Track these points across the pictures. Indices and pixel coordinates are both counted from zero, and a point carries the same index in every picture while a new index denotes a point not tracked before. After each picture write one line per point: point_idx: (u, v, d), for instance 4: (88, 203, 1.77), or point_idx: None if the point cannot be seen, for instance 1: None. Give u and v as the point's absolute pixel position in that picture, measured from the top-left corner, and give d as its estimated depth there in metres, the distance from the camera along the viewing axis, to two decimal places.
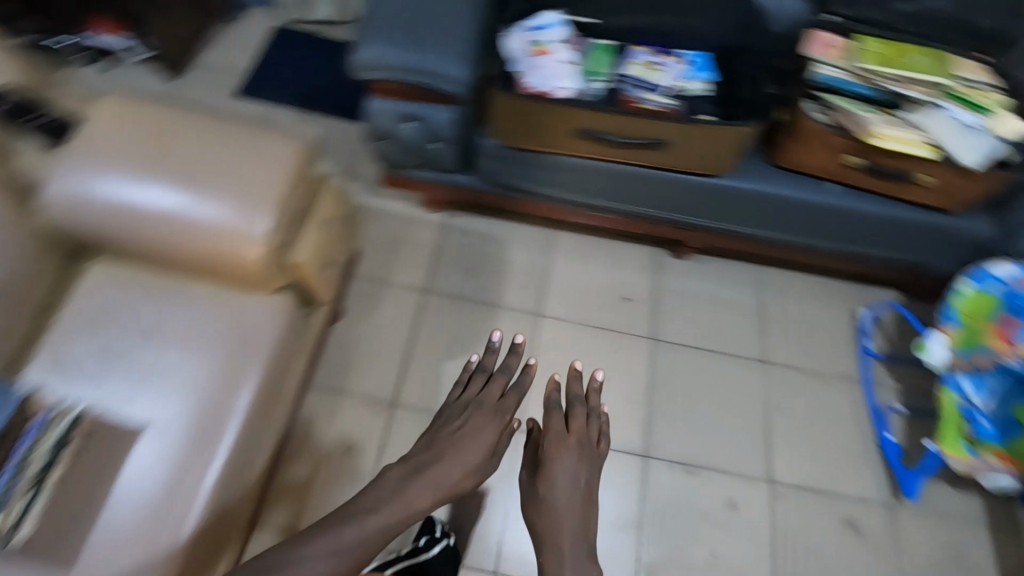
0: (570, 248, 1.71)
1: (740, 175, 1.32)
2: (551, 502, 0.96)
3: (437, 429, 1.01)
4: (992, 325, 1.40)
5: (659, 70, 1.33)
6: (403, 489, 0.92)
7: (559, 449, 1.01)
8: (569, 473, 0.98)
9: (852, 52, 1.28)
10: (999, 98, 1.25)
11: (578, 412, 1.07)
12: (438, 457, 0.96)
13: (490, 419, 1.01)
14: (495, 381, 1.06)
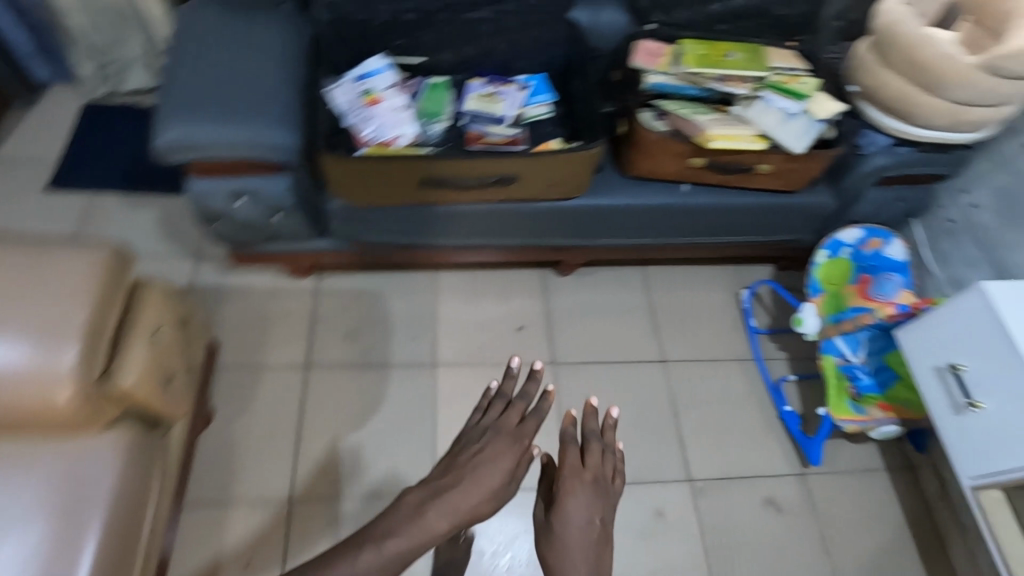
0: (454, 289, 1.66)
1: (598, 193, 1.32)
2: (567, 536, 0.88)
3: (457, 455, 0.94)
4: (851, 287, 1.51)
5: (497, 100, 1.30)
6: (422, 513, 0.84)
7: (575, 487, 0.93)
8: (583, 513, 0.90)
9: (675, 57, 1.32)
10: (811, 78, 1.33)
11: (595, 447, 0.99)
12: (456, 485, 0.87)
13: (507, 449, 0.93)
14: (518, 410, 1.00)
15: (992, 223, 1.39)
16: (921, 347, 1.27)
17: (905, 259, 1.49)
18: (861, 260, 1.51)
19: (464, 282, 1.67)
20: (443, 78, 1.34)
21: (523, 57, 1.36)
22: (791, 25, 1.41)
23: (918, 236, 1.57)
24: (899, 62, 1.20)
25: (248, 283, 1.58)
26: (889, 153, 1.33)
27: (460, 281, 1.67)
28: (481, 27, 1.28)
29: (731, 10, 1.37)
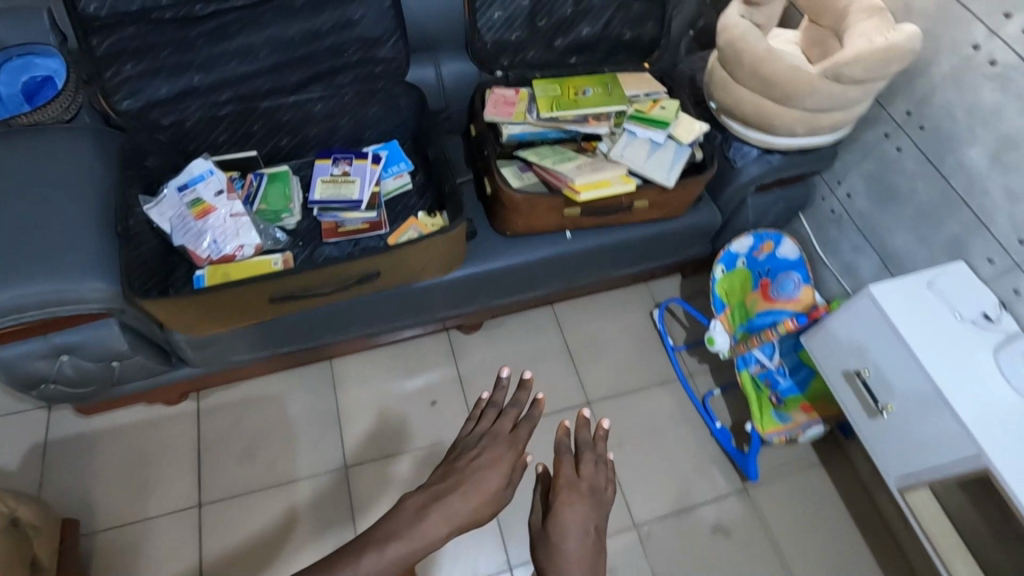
0: (355, 375, 1.53)
1: (478, 260, 1.23)
2: (568, 550, 0.65)
3: (449, 462, 0.71)
4: (755, 294, 1.51)
5: (350, 181, 1.18)
6: (419, 521, 0.61)
7: (574, 500, 0.70)
8: (586, 528, 0.68)
9: (530, 102, 1.25)
10: (671, 100, 1.30)
11: (590, 458, 0.77)
12: (446, 489, 0.66)
13: (507, 453, 0.71)
14: (514, 410, 0.79)
15: (867, 210, 1.38)
16: (825, 351, 1.26)
17: (800, 256, 1.48)
18: (756, 266, 1.50)
19: (367, 365, 1.54)
20: (282, 166, 1.20)
21: (371, 127, 1.25)
22: (642, 47, 1.38)
23: (806, 228, 1.57)
24: (747, 78, 1.17)
25: (117, 421, 1.39)
26: (759, 163, 1.32)
27: (361, 366, 1.54)
28: (314, 107, 1.17)
29: (579, 43, 1.31)
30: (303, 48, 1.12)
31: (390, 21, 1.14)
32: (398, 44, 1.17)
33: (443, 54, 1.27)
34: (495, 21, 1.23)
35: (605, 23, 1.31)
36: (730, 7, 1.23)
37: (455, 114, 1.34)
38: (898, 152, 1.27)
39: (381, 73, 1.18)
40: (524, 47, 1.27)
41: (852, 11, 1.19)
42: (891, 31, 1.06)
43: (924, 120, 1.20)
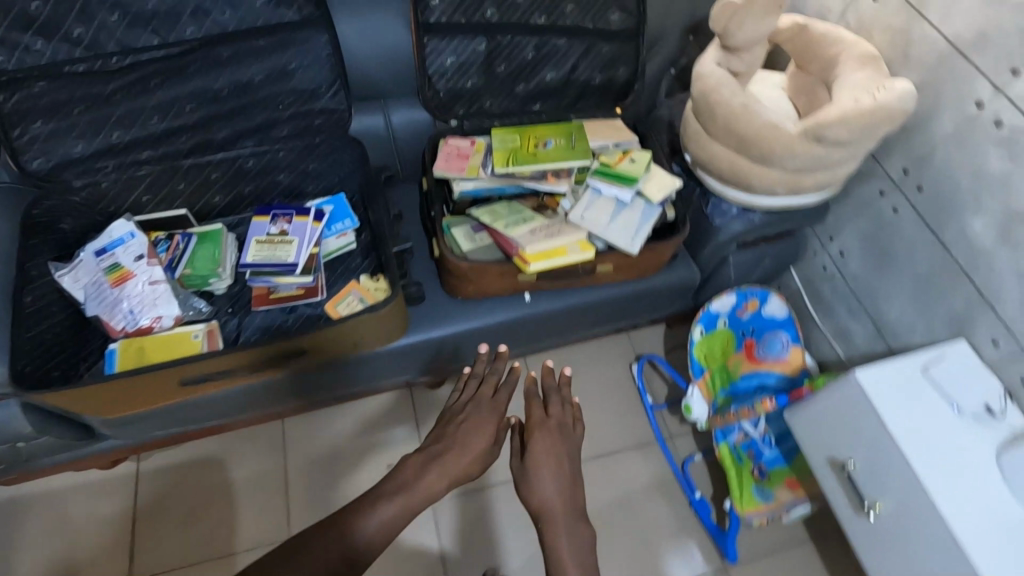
0: (307, 435, 1.42)
1: (425, 327, 1.12)
2: (545, 484, 0.79)
3: (439, 429, 0.82)
4: (738, 355, 1.39)
5: (287, 241, 1.10)
6: (413, 481, 0.74)
7: (545, 441, 0.83)
8: (553, 463, 0.80)
9: (486, 155, 1.15)
10: (642, 151, 1.19)
11: (556, 401, 0.88)
12: (436, 450, 0.78)
13: (487, 417, 0.82)
14: (494, 376, 0.88)
15: (861, 272, 1.26)
16: (805, 434, 1.13)
17: (787, 315, 1.36)
18: (739, 325, 1.38)
19: (322, 427, 1.44)
20: (216, 224, 1.12)
21: (314, 180, 1.16)
22: (613, 92, 1.27)
23: (797, 283, 1.44)
24: (721, 134, 1.06)
25: (54, 482, 1.33)
26: (739, 221, 1.21)
27: (316, 428, 1.44)
28: (247, 163, 1.09)
29: (541, 89, 1.21)
30: (233, 102, 1.04)
31: (329, 70, 1.07)
32: (339, 95, 1.09)
33: (393, 101, 1.18)
34: (447, 67, 1.14)
35: (570, 67, 1.21)
36: (706, 53, 1.12)
37: (409, 164, 1.25)
38: (894, 212, 1.15)
39: (320, 126, 1.10)
40: (480, 94, 1.18)
41: (841, 59, 1.08)
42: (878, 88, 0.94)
43: (923, 181, 1.08)
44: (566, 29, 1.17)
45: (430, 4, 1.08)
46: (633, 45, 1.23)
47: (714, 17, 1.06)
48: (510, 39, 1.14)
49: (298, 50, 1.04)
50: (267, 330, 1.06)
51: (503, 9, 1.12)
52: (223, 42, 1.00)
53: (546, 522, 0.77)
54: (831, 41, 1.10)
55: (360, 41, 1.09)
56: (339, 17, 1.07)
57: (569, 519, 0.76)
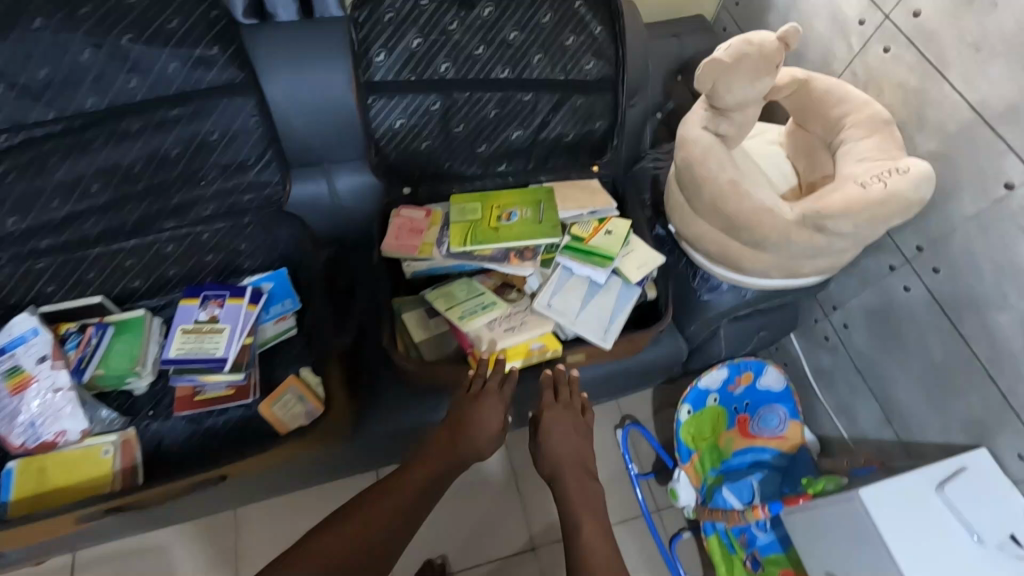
0: (262, 520, 1.25)
1: (373, 423, 0.98)
2: (561, 454, 0.84)
3: (458, 412, 0.82)
4: (731, 432, 1.26)
5: (217, 330, 0.97)
6: (447, 449, 0.79)
7: (558, 419, 0.86)
8: (568, 436, 0.85)
9: (443, 228, 1.02)
10: (620, 219, 1.06)
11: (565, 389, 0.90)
12: (460, 425, 0.81)
13: (497, 404, 0.82)
14: (497, 372, 0.85)
15: (866, 350, 1.12)
16: (807, 541, 1.01)
17: (785, 387, 1.23)
18: (732, 400, 1.25)
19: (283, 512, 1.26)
20: (138, 310, 0.99)
21: (249, 257, 1.03)
22: (589, 148, 1.13)
23: (797, 349, 1.30)
24: (707, 212, 0.92)
25: None
26: (730, 298, 1.07)
27: (278, 515, 1.26)
28: (166, 249, 0.97)
29: (507, 149, 1.07)
30: (148, 179, 0.91)
31: (258, 139, 0.93)
32: (271, 167, 0.95)
33: (336, 165, 1.04)
34: (397, 129, 0.99)
35: (539, 124, 1.07)
36: (692, 112, 0.98)
37: (359, 231, 1.11)
38: (906, 292, 1.01)
39: (251, 202, 0.97)
40: (437, 156, 1.04)
41: (848, 121, 0.94)
42: (887, 170, 0.80)
43: (938, 262, 0.94)
44: (533, 81, 1.03)
45: (374, 60, 0.95)
46: (611, 97, 1.09)
47: (698, 77, 0.91)
48: (468, 95, 1.01)
49: (223, 118, 0.91)
50: (194, 435, 0.94)
51: (459, 64, 0.99)
52: (132, 112, 0.87)
53: (565, 475, 0.82)
54: (835, 100, 0.95)
55: (295, 102, 0.96)
56: (268, 77, 0.93)
57: (582, 473, 0.83)
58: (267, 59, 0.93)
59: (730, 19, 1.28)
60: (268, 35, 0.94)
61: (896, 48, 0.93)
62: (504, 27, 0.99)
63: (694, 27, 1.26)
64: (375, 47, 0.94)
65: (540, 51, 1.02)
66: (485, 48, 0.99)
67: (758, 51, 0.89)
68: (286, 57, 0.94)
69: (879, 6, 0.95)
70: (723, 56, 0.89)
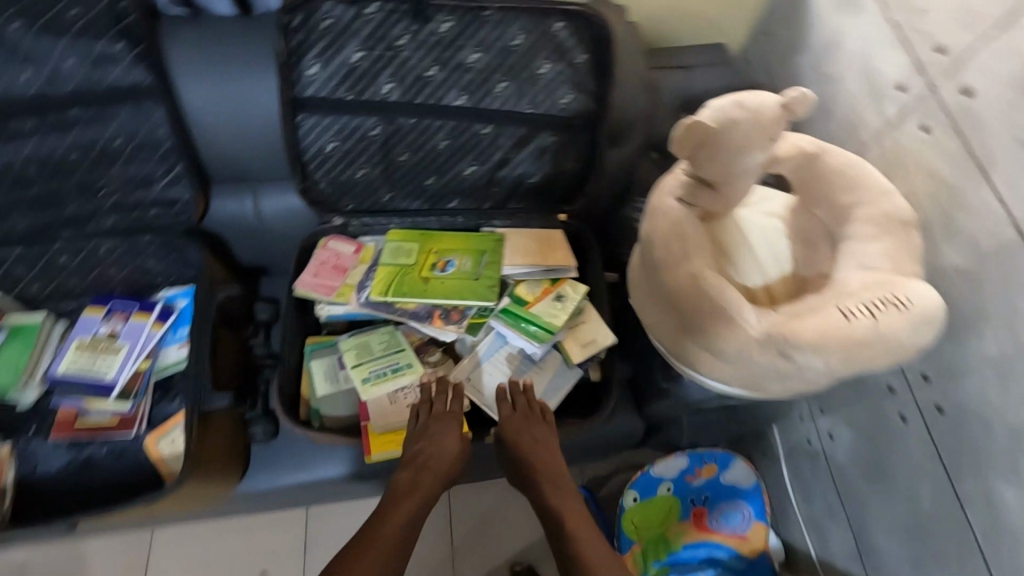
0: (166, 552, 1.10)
1: (260, 473, 0.92)
2: (527, 455, 0.75)
3: (411, 454, 0.74)
4: (682, 522, 1.08)
5: (113, 349, 0.89)
6: (413, 492, 0.70)
7: (521, 430, 0.77)
8: (530, 439, 0.76)
9: (370, 268, 0.90)
10: (578, 283, 0.92)
11: (518, 395, 0.81)
12: (419, 466, 0.73)
13: (451, 431, 0.75)
14: (440, 395, 0.79)
15: (851, 470, 0.94)
16: None
17: (756, 485, 1.07)
18: (689, 491, 1.09)
19: (187, 548, 1.10)
20: (40, 312, 0.92)
21: (161, 274, 0.95)
22: (558, 191, 0.97)
23: (778, 445, 1.13)
24: (664, 303, 0.76)
25: None
26: (690, 392, 0.92)
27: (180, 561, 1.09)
28: (59, 260, 0.89)
29: (458, 185, 0.94)
30: (43, 183, 0.83)
31: (166, 153, 0.84)
32: (180, 183, 0.87)
33: (262, 182, 0.92)
34: (329, 152, 0.87)
35: (498, 161, 0.92)
36: (670, 176, 0.81)
37: (288, 253, 1.01)
38: (902, 422, 0.83)
39: (157, 220, 0.89)
40: (375, 186, 0.91)
41: (858, 214, 0.75)
42: (873, 299, 0.65)
43: (944, 401, 0.77)
44: (494, 113, 0.88)
45: (306, 72, 0.82)
46: (588, 137, 0.93)
47: (675, 139, 0.72)
48: (414, 122, 0.87)
49: (128, 123, 0.82)
50: (71, 462, 0.87)
51: (406, 84, 0.85)
52: (24, 111, 0.78)
53: (542, 485, 0.73)
54: (845, 184, 0.77)
55: (215, 115, 0.84)
56: (185, 79, 0.81)
57: (561, 477, 0.73)
58: (184, 62, 0.81)
59: (757, 52, 1.09)
60: (192, 29, 0.81)
61: (939, 131, 0.74)
62: (466, 46, 0.84)
63: (710, 59, 1.07)
64: (307, 58, 0.81)
65: (506, 78, 0.87)
66: (439, 70, 0.85)
67: (751, 118, 0.71)
68: (206, 57, 0.81)
69: (924, 74, 0.76)
70: (707, 119, 0.71)
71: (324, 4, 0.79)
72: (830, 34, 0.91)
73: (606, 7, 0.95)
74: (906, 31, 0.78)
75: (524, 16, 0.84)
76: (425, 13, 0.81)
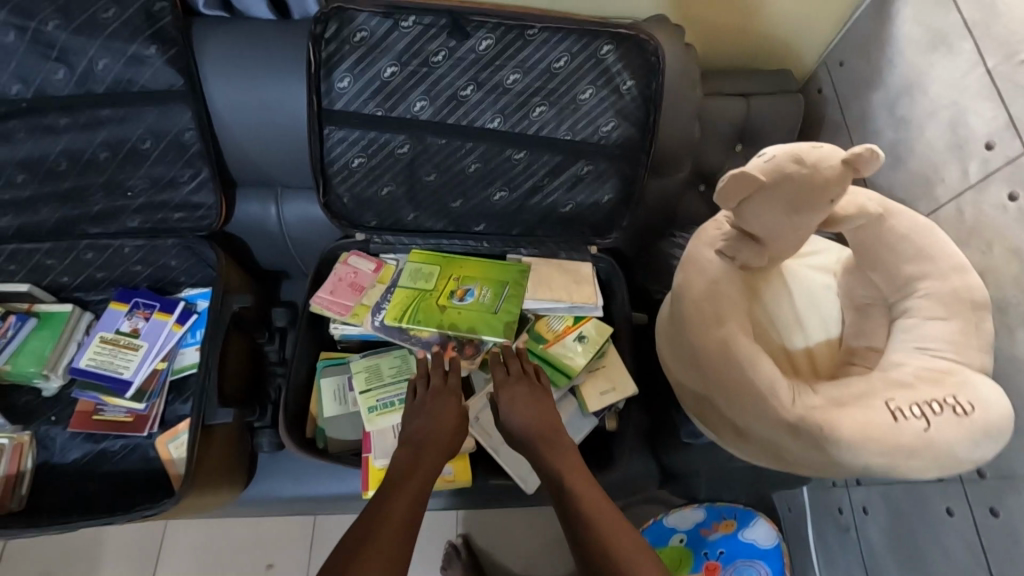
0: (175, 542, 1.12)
1: (263, 482, 0.92)
2: (529, 419, 0.70)
3: (409, 434, 0.69)
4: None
5: (132, 347, 0.90)
6: (419, 471, 0.65)
7: (515, 395, 0.73)
8: (527, 402, 0.72)
9: (388, 289, 0.88)
10: (602, 324, 0.87)
11: (511, 361, 0.77)
12: (420, 444, 0.68)
13: (450, 409, 0.72)
14: (438, 367, 0.76)
15: (883, 549, 0.87)
16: None
17: (776, 544, 1.00)
18: (703, 543, 1.02)
19: (195, 538, 1.13)
20: (68, 303, 0.94)
21: (183, 272, 0.95)
22: (589, 222, 0.92)
23: (806, 504, 1.05)
24: (683, 361, 0.70)
25: None
26: (712, 451, 0.86)
27: (188, 552, 1.11)
28: (85, 255, 0.90)
29: (485, 209, 0.89)
30: (72, 179, 0.83)
31: (192, 157, 0.83)
32: (205, 187, 0.85)
33: (287, 187, 0.91)
34: (354, 168, 0.84)
35: (529, 188, 0.88)
36: (710, 224, 0.75)
37: (307, 261, 0.99)
38: (947, 515, 0.75)
39: (179, 224, 0.88)
40: (399, 204, 0.88)
41: (921, 287, 0.67)
42: (930, 398, 0.60)
43: (999, 504, 0.69)
44: (530, 138, 0.83)
45: (336, 85, 0.78)
46: (628, 167, 0.87)
47: (720, 189, 0.65)
48: (444, 142, 0.83)
49: (157, 125, 0.80)
50: (88, 452, 0.89)
51: (438, 103, 0.81)
52: (57, 107, 0.77)
53: (544, 452, 0.68)
54: (910, 253, 0.68)
55: (242, 119, 0.82)
56: (213, 81, 0.79)
57: (564, 442, 0.68)
58: (213, 61, 0.79)
59: (827, 79, 0.99)
60: (226, 31, 0.80)
61: None
62: (506, 66, 0.79)
63: (771, 86, 0.97)
64: (338, 70, 0.78)
65: (545, 102, 0.81)
66: (474, 90, 0.80)
67: (810, 175, 0.63)
68: (236, 62, 0.79)
69: (1019, 134, 0.67)
70: (757, 171, 0.64)
71: (358, 14, 0.74)
72: (914, 73, 0.82)
73: (661, 27, 0.87)
74: (999, 82, 0.69)
75: (570, 37, 0.78)
76: (463, 29, 0.76)
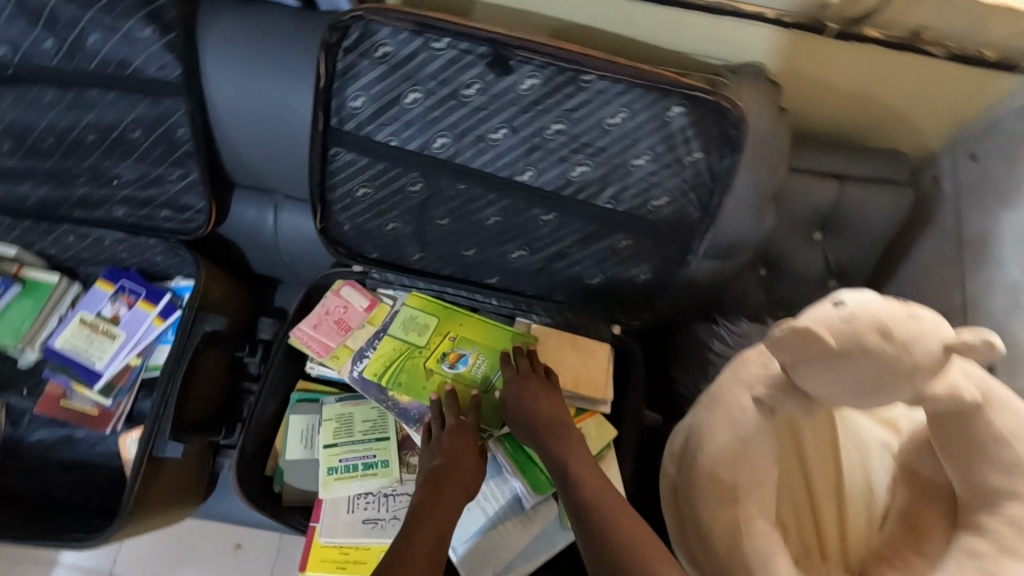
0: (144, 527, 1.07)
1: None
2: (538, 419, 0.68)
3: (427, 472, 0.66)
4: None
5: (109, 335, 0.85)
6: (440, 503, 0.62)
7: (522, 393, 0.70)
8: (535, 403, 0.69)
9: (376, 334, 0.79)
10: (605, 424, 0.77)
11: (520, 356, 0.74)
12: (439, 482, 0.64)
13: (468, 450, 0.68)
14: (449, 406, 0.71)
15: None
16: None
17: None
18: None
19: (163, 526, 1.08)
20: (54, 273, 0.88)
21: (171, 265, 0.88)
22: (617, 298, 0.79)
23: None
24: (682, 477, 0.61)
25: None
26: None
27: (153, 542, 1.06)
28: (69, 232, 0.83)
29: (501, 265, 0.78)
30: (57, 158, 0.75)
31: (185, 156, 0.74)
32: (196, 188, 0.76)
33: (287, 197, 0.81)
34: (358, 198, 0.73)
35: (554, 251, 0.75)
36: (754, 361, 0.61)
37: (303, 272, 0.91)
38: None
39: (166, 222, 0.80)
40: (404, 243, 0.77)
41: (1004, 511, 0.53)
42: None
43: None
44: (563, 201, 0.70)
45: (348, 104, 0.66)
46: (673, 251, 0.73)
47: (776, 338, 0.51)
48: (464, 188, 0.70)
49: (149, 115, 0.71)
50: (53, 437, 0.86)
51: (462, 142, 0.67)
52: (42, 80, 0.69)
53: (550, 443, 0.66)
54: (1000, 460, 0.54)
55: (242, 123, 0.71)
56: (212, 76, 0.69)
57: (568, 433, 0.66)
58: (214, 52, 0.68)
59: (948, 172, 0.80)
60: (235, 17, 0.68)
61: None
62: (550, 116, 0.64)
63: (877, 170, 0.78)
64: (349, 90, 0.65)
65: (589, 162, 0.67)
66: (508, 134, 0.66)
67: (897, 355, 0.48)
68: (238, 58, 0.68)
69: None
70: (828, 331, 0.49)
71: (382, 26, 0.59)
72: None
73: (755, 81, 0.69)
74: None
75: (636, 90, 0.61)
76: (506, 62, 0.60)
